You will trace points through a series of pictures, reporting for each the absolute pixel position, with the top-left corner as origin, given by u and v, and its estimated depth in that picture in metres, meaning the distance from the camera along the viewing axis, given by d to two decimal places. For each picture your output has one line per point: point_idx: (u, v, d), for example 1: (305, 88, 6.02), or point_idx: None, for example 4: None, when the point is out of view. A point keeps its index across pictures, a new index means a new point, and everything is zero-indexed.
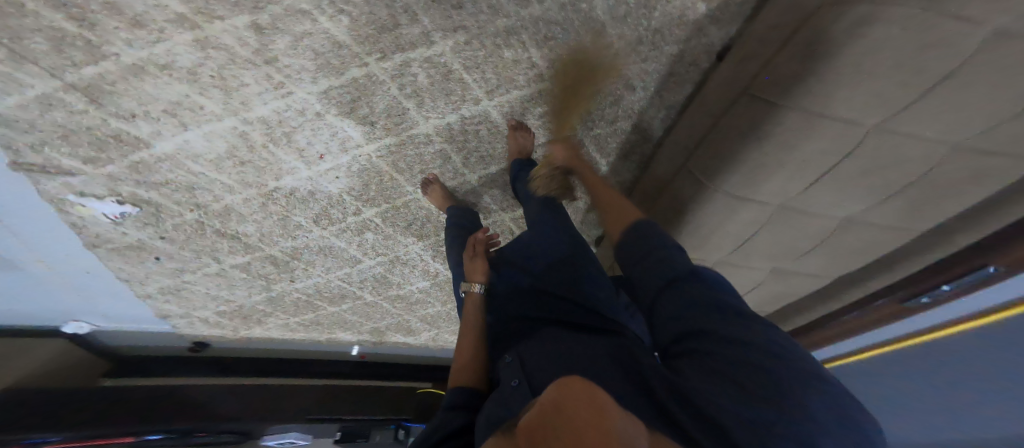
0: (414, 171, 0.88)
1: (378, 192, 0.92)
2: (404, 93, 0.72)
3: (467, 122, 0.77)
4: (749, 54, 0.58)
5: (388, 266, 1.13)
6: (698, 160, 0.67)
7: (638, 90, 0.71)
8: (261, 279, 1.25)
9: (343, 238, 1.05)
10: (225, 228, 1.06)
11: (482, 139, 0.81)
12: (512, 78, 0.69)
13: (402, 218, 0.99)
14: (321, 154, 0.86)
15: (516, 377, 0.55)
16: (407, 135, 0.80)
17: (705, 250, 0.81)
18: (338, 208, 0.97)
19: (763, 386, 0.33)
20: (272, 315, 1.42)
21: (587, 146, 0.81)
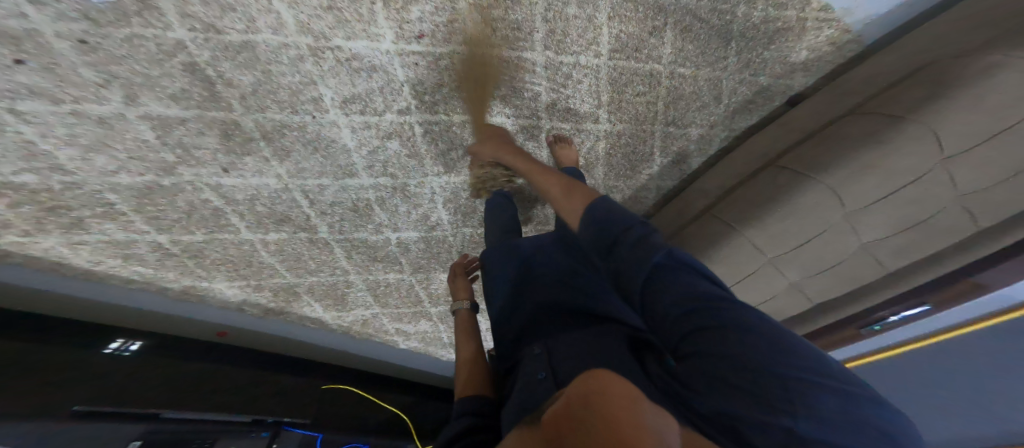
0: (496, 94, 0.84)
1: (445, 99, 0.82)
2: (547, 15, 0.74)
3: (577, 69, 0.81)
4: (852, 90, 0.73)
5: (383, 195, 0.94)
6: (805, 150, 0.73)
7: (721, 105, 0.88)
8: (171, 153, 0.79)
9: (356, 137, 0.84)
10: (191, 68, 0.68)
11: (581, 92, 0.85)
12: (642, 46, 0.79)
13: (446, 139, 0.88)
14: (422, 34, 0.72)
15: (542, 370, 0.60)
16: (517, 57, 0.80)
17: (749, 254, 0.81)
18: (384, 96, 0.79)
19: (766, 393, 0.32)
20: (109, 220, 0.85)
21: (656, 139, 0.93)
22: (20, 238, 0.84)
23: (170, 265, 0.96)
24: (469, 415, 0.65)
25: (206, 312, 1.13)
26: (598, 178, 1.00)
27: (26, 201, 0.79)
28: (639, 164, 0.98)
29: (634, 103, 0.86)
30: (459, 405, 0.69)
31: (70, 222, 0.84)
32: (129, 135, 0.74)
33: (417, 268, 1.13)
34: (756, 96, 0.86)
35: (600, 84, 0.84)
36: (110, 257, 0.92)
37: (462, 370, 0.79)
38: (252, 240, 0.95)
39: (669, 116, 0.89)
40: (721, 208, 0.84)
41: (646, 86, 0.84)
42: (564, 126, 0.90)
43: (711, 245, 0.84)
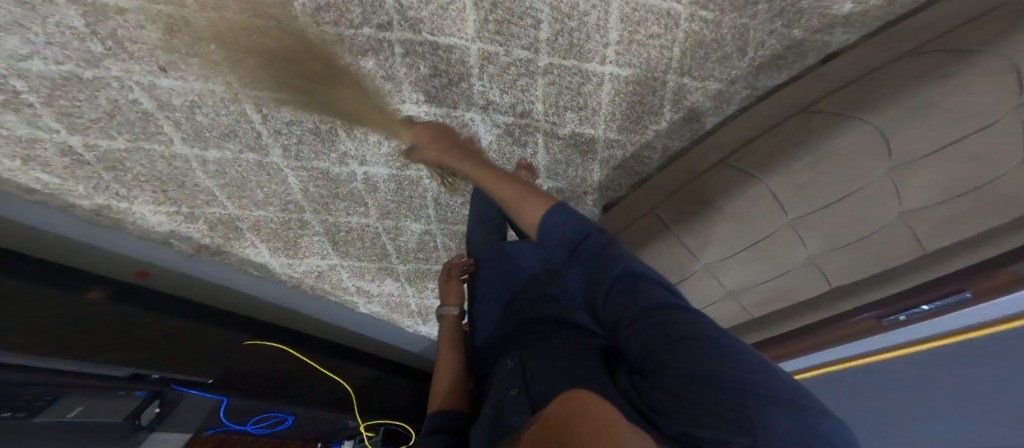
0: (491, 18, 0.69)
1: (433, 18, 0.69)
2: None
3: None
4: (898, 36, 0.64)
5: (350, 121, 0.81)
6: (852, 90, 0.60)
7: (745, 59, 0.79)
8: (97, 44, 0.59)
9: (326, 52, 0.69)
10: None
11: (591, 32, 0.73)
12: None
13: (431, 64, 0.75)
14: None
15: (516, 386, 0.52)
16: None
17: (764, 215, 0.68)
18: (363, 5, 0.65)
19: (743, 403, 0.28)
20: (9, 110, 0.67)
21: (667, 92, 0.86)
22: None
23: (84, 175, 0.80)
24: (445, 433, 0.57)
25: (122, 241, 0.99)
26: (598, 132, 0.93)
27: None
28: (646, 119, 0.92)
29: (648, 46, 0.75)
30: (432, 420, 0.60)
31: None
32: (50, 20, 0.55)
33: (387, 214, 1.01)
34: (787, 51, 0.78)
35: (608, 27, 0.72)
36: (12, 159, 0.75)
37: (439, 376, 0.71)
38: (187, 156, 0.80)
39: (684, 65, 0.80)
40: (740, 158, 0.71)
41: (663, 28, 0.72)
42: (564, 64, 0.78)
43: (715, 198, 0.72)
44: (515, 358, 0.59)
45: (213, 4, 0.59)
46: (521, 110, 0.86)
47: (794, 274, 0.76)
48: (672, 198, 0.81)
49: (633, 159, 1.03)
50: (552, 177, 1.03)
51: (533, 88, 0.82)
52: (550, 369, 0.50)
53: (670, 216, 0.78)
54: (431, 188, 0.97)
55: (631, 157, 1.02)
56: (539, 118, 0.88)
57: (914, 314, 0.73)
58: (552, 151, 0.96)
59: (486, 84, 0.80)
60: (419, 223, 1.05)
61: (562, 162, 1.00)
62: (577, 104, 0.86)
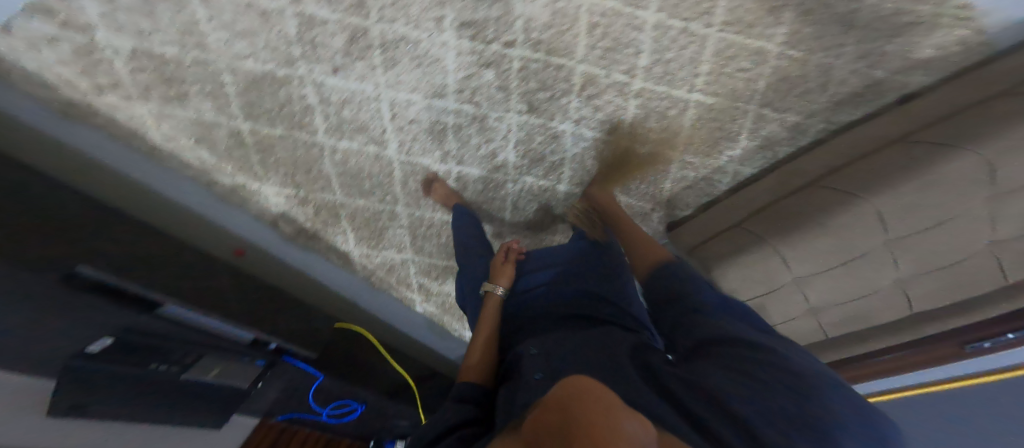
0: (598, 46, 0.81)
1: (553, 40, 0.80)
2: None
3: (685, 34, 0.78)
4: (978, 77, 0.71)
5: (462, 123, 0.93)
6: (955, 123, 0.65)
7: (825, 94, 0.87)
8: (298, 47, 0.75)
9: (458, 61, 0.83)
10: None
11: (686, 62, 0.82)
12: (760, 27, 0.77)
13: (541, 79, 0.86)
14: None
15: (539, 373, 0.54)
16: (629, 12, 0.76)
17: (861, 235, 0.72)
18: (499, 26, 0.78)
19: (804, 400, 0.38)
20: (208, 97, 0.77)
21: (745, 121, 0.94)
22: (117, 103, 0.75)
23: (233, 158, 0.86)
24: (470, 405, 0.59)
25: (236, 223, 0.93)
26: (673, 153, 1.02)
27: (145, 66, 0.72)
28: (721, 143, 0.99)
29: (735, 78, 0.85)
30: (459, 389, 0.62)
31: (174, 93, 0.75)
32: (276, 27, 0.72)
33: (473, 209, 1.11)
34: (865, 90, 0.85)
35: (702, 58, 0.82)
36: (186, 137, 0.81)
37: (474, 352, 0.70)
38: (323, 146, 0.89)
39: (767, 97, 0.88)
40: (834, 180, 0.78)
41: (752, 63, 0.82)
42: (658, 89, 0.87)
43: (815, 215, 0.77)
44: (537, 346, 0.63)
45: (390, 16, 0.75)
46: (609, 126, 0.95)
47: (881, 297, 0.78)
48: (766, 214, 0.87)
49: (702, 182, 1.09)
50: (625, 192, 1.10)
51: (624, 108, 0.92)
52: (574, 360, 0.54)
53: (759, 227, 0.83)
54: (515, 188, 1.08)
55: (701, 180, 1.08)
56: (624, 136, 0.97)
57: (999, 342, 0.70)
58: (629, 168, 1.04)
59: (585, 101, 0.90)
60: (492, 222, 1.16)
61: (635, 179, 1.07)
62: (660, 126, 0.95)
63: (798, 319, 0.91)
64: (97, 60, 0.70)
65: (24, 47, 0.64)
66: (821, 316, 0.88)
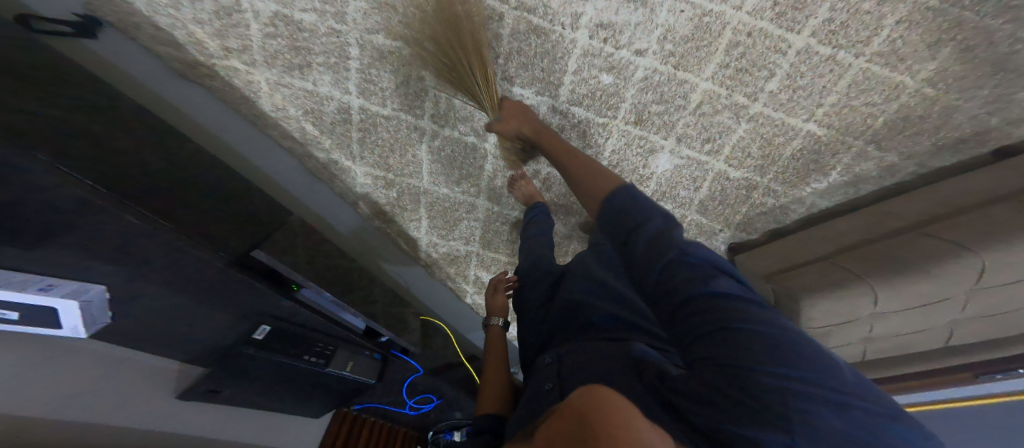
0: (731, 64, 0.79)
1: (687, 54, 0.77)
2: (841, 10, 0.69)
3: (825, 64, 0.76)
4: None
5: (565, 124, 0.91)
6: None
7: (932, 139, 0.87)
8: None
9: (582, 61, 0.80)
10: None
11: (810, 93, 0.82)
12: (898, 67, 0.76)
13: (659, 92, 0.84)
14: None
15: (549, 383, 0.59)
16: (777, 35, 0.73)
17: (954, 275, 0.76)
18: (637, 31, 0.75)
19: (774, 400, 0.32)
20: (329, 71, 0.74)
21: (844, 157, 0.94)
22: (237, 66, 0.72)
23: (332, 134, 0.84)
24: (488, 435, 0.66)
25: (314, 194, 0.95)
26: (762, 181, 1.01)
27: (279, 33, 0.68)
28: (811, 176, 0.99)
29: (855, 112, 0.85)
30: (477, 423, 0.69)
31: (296, 63, 0.73)
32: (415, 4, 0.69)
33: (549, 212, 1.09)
34: (973, 136, 0.84)
35: (825, 92, 0.81)
36: (294, 108, 0.79)
37: (485, 396, 0.77)
38: (425, 131, 0.86)
39: (876, 135, 0.89)
40: (937, 227, 0.78)
41: (882, 98, 0.82)
42: (773, 115, 0.86)
43: (921, 259, 0.78)
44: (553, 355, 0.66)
45: (530, 5, 0.72)
46: (710, 146, 0.94)
47: (928, 332, 0.88)
48: (853, 253, 0.88)
49: (779, 210, 1.09)
50: (701, 211, 1.10)
51: (732, 130, 0.90)
52: (587, 376, 0.55)
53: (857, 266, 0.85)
54: None
55: (778, 208, 1.08)
56: (721, 158, 0.96)
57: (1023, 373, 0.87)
58: (714, 189, 1.03)
59: (692, 120, 0.89)
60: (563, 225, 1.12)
61: (716, 200, 1.06)
62: (762, 153, 0.94)
63: (849, 346, 0.97)
64: (235, 22, 0.66)
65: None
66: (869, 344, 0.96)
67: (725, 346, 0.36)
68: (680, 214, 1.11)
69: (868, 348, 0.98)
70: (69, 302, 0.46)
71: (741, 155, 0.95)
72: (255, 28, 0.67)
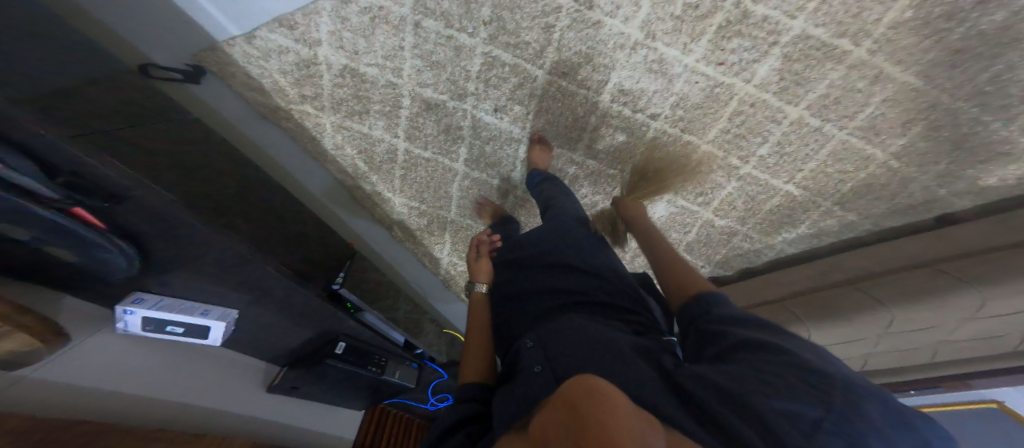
0: (732, 130, 0.92)
1: (694, 118, 0.90)
2: (828, 90, 0.84)
3: (812, 133, 0.90)
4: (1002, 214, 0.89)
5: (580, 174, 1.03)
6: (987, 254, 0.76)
7: (890, 204, 0.98)
8: (474, 84, 0.86)
9: (602, 120, 0.92)
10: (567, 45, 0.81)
11: (794, 157, 0.95)
12: (871, 143, 0.90)
13: (665, 151, 0.96)
14: (722, 62, 0.82)
15: (538, 364, 0.51)
16: (777, 106, 0.87)
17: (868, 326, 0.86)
18: (655, 98, 0.88)
19: (809, 384, 0.30)
20: (384, 117, 0.88)
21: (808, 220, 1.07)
22: (308, 111, 0.86)
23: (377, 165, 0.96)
24: (473, 404, 0.53)
25: (359, 218, 1.04)
26: (742, 228, 1.13)
27: (346, 83, 0.83)
28: (783, 227, 1.10)
29: (828, 178, 0.98)
30: (463, 392, 0.56)
31: (359, 109, 0.86)
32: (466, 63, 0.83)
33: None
34: (922, 204, 0.95)
35: (801, 163, 0.95)
36: (351, 147, 0.92)
37: (471, 359, 0.64)
38: (458, 172, 0.99)
39: (842, 197, 1.01)
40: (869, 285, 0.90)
41: (853, 167, 0.95)
42: (760, 175, 0.99)
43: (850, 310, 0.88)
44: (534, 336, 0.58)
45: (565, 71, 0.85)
46: (703, 199, 1.06)
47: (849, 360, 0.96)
48: (825, 291, 0.97)
49: (752, 253, 1.19)
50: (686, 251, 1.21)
51: (722, 186, 1.03)
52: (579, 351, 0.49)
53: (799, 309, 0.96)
54: None
55: (753, 251, 1.19)
56: (711, 209, 1.08)
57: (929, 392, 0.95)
58: (701, 232, 1.15)
59: (688, 178, 1.00)
60: None
61: (701, 242, 1.18)
62: (745, 206, 1.06)
63: None
64: (312, 73, 0.81)
65: (258, 53, 0.78)
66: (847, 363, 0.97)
67: (758, 353, 0.36)
68: None
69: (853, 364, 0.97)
70: (219, 323, 0.59)
71: (729, 207, 1.07)
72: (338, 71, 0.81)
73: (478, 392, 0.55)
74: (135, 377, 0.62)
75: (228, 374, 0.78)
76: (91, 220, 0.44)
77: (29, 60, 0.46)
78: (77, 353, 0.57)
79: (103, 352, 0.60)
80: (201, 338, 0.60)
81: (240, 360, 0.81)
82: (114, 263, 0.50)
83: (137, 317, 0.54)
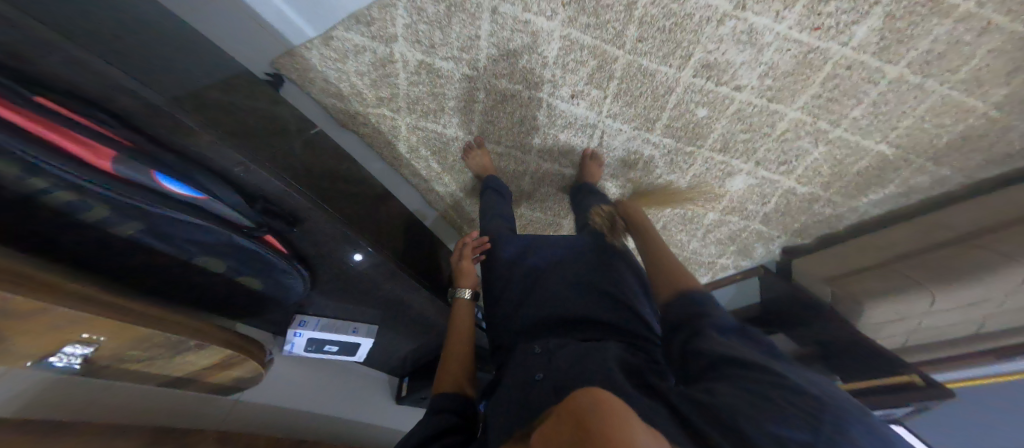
0: (824, 94, 0.81)
1: (783, 86, 0.81)
2: (935, 44, 0.70)
3: (913, 91, 0.78)
4: None
5: (658, 154, 0.99)
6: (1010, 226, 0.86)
7: (997, 156, 0.92)
8: (550, 71, 0.82)
9: (682, 95, 0.86)
10: (650, 16, 0.74)
11: (890, 122, 0.85)
12: (986, 94, 0.78)
13: (750, 123, 0.89)
14: (816, 27, 0.71)
15: (539, 372, 0.52)
16: (875, 66, 0.75)
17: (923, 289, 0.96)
18: (740, 69, 0.79)
19: (801, 406, 0.32)
20: (458, 114, 0.87)
21: (896, 181, 1.00)
22: (385, 114, 0.85)
23: (455, 166, 0.97)
24: (450, 412, 0.56)
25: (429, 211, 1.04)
26: (825, 194, 1.07)
27: (421, 80, 0.81)
28: (870, 187, 1.04)
29: (926, 135, 0.87)
30: (439, 396, 0.60)
31: (432, 108, 0.85)
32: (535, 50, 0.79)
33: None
34: (1022, 151, 0.90)
35: (899, 126, 0.86)
36: (427, 148, 0.92)
37: (450, 359, 0.67)
38: (532, 164, 0.98)
39: (939, 153, 0.92)
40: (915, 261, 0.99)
41: (951, 121, 0.84)
42: (849, 139, 0.89)
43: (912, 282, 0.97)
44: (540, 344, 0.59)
45: (642, 49, 0.79)
46: (786, 168, 0.99)
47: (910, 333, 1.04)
48: (901, 264, 1.02)
49: (834, 217, 1.16)
50: (763, 221, 1.20)
51: (808, 153, 0.94)
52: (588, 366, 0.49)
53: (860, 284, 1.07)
54: (673, 210, 1.14)
55: (834, 216, 1.15)
56: (794, 177, 1.02)
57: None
58: (780, 202, 1.11)
59: (773, 150, 0.95)
60: None
61: (779, 211, 1.15)
62: (831, 171, 0.99)
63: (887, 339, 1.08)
64: (388, 72, 0.79)
65: (335, 55, 0.75)
66: (911, 336, 1.05)
67: (744, 369, 0.38)
68: (744, 223, 1.21)
69: (911, 336, 1.05)
70: (368, 339, 0.80)
71: (815, 175, 1.01)
72: (412, 73, 0.79)
73: (451, 404, 0.58)
74: (302, 387, 0.80)
75: (358, 384, 0.94)
76: (275, 244, 0.57)
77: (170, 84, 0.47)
78: (265, 377, 0.74)
79: (275, 375, 0.76)
80: (351, 350, 0.80)
81: (364, 371, 0.97)
82: (292, 286, 0.64)
83: (306, 338, 0.73)
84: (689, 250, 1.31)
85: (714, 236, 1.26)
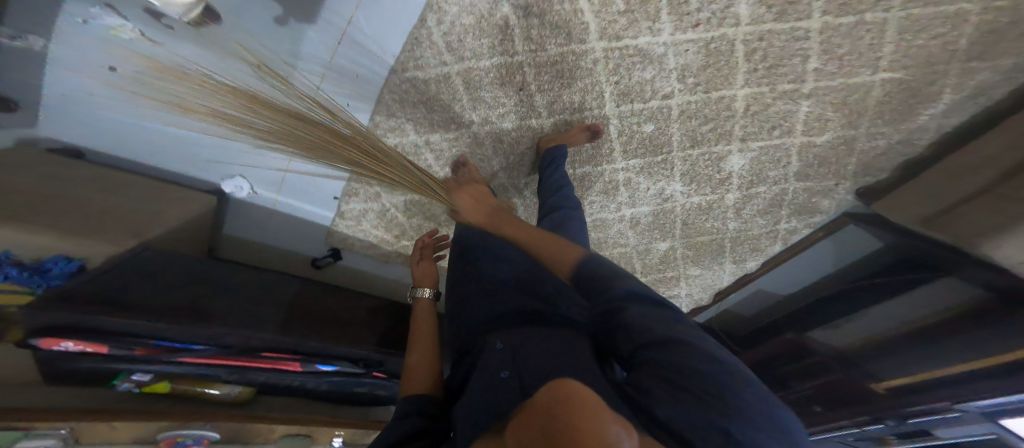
0: (759, 67, 0.78)
1: (709, 77, 0.80)
2: None
3: (860, 27, 0.71)
4: None
5: (632, 176, 0.99)
6: None
7: None
8: (499, 160, 0.97)
9: (623, 123, 0.88)
10: (545, 88, 0.84)
11: (863, 49, 0.74)
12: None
13: (703, 116, 0.86)
14: (698, 23, 0.73)
15: (506, 371, 0.50)
16: (788, 27, 0.72)
17: None
18: (655, 84, 0.81)
19: (711, 391, 0.34)
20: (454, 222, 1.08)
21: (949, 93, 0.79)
22: (407, 243, 1.10)
23: None
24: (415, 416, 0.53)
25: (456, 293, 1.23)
26: (861, 129, 0.88)
27: (415, 211, 1.05)
28: (918, 106, 0.83)
29: (926, 47, 0.73)
30: (404, 404, 0.56)
31: (434, 225, 1.08)
32: (476, 156, 0.96)
33: (638, 243, 1.19)
34: None
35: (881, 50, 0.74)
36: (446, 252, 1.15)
37: (412, 370, 0.64)
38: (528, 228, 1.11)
39: (973, 51, 0.73)
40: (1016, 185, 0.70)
41: (948, 27, 0.70)
42: (832, 84, 0.80)
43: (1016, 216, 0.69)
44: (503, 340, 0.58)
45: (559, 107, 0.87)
46: (781, 130, 0.88)
47: None
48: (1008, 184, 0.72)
49: (905, 145, 0.91)
50: (803, 179, 1.00)
51: (795, 111, 0.85)
52: (539, 358, 0.49)
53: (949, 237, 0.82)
54: (682, 208, 1.09)
55: (899, 145, 0.91)
56: (798, 133, 0.89)
57: None
58: (805, 158, 0.94)
59: (748, 121, 0.87)
60: (666, 241, 1.20)
61: (816, 164, 0.96)
62: (841, 112, 0.85)
63: None
64: (390, 216, 1.05)
65: (353, 221, 1.03)
66: None
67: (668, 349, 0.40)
68: (780, 188, 1.03)
69: None
70: None
71: (828, 118, 0.86)
72: (403, 209, 1.04)
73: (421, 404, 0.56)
74: None
75: None
76: (382, 374, 0.87)
77: (255, 298, 0.80)
78: None
79: None
80: None
81: None
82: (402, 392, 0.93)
83: None
84: (731, 230, 1.18)
85: (750, 210, 1.11)
